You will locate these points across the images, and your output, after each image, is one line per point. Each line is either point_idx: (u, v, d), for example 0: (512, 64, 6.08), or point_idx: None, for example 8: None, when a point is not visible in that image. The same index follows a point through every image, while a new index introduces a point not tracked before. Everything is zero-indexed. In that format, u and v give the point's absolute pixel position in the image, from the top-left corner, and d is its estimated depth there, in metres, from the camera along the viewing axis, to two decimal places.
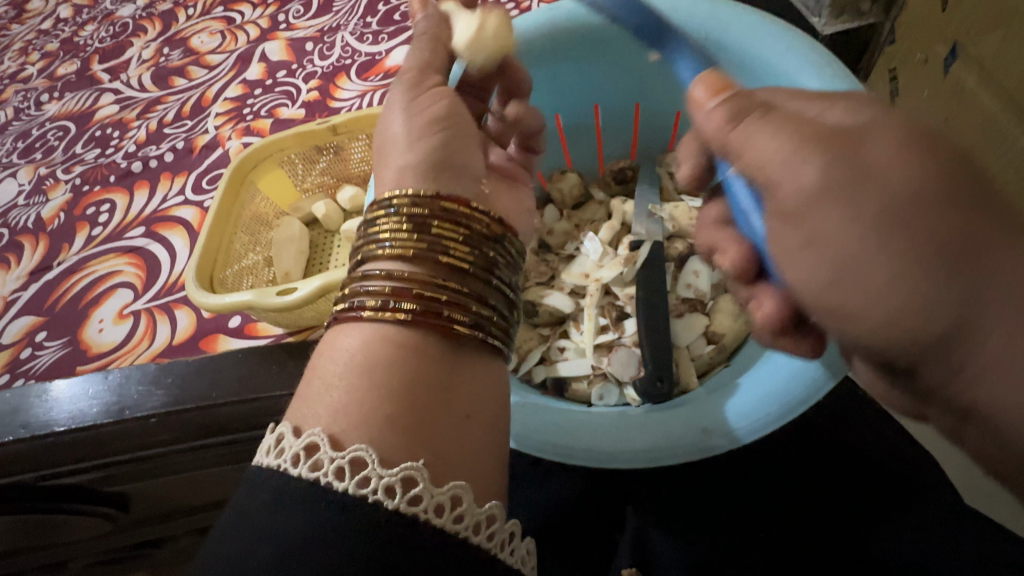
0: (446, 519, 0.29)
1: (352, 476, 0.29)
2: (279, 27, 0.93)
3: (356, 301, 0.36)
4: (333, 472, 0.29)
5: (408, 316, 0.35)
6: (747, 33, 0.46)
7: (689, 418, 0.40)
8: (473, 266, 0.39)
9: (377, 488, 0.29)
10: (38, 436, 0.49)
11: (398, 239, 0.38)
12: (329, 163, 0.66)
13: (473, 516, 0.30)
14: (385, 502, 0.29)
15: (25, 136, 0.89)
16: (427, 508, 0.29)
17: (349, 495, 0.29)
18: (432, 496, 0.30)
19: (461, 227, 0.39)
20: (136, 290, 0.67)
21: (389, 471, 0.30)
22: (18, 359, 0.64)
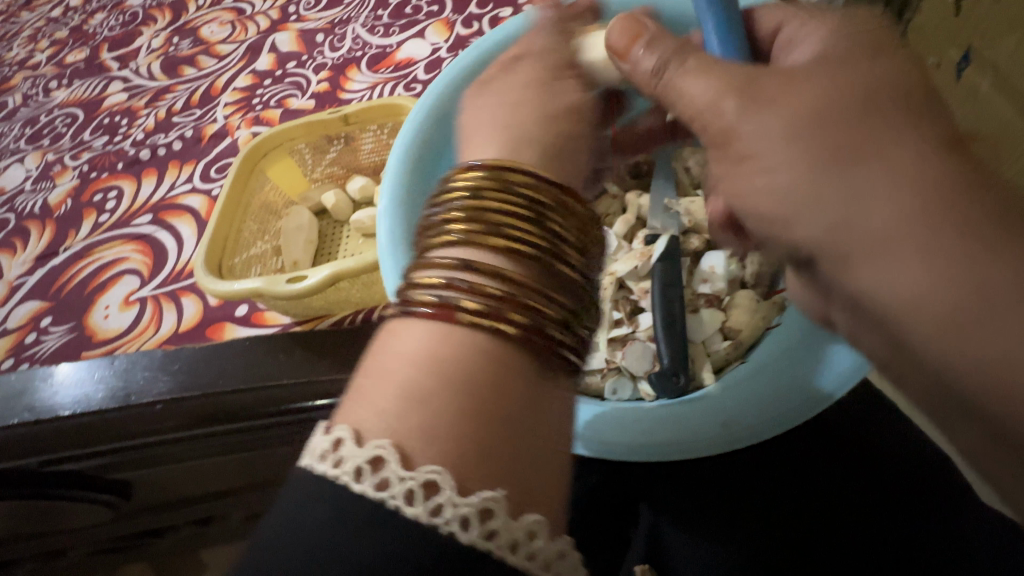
0: (475, 534, 0.25)
1: (371, 477, 0.26)
2: (289, 19, 0.93)
3: (416, 295, 0.32)
4: (353, 473, 0.26)
5: (468, 315, 0.30)
6: None
7: (770, 391, 0.40)
8: (544, 259, 0.34)
9: (397, 493, 0.26)
10: (43, 420, 0.49)
11: (460, 225, 0.33)
12: (339, 153, 0.66)
13: (509, 531, 0.26)
14: (405, 510, 0.25)
15: (33, 122, 0.89)
16: (451, 520, 0.25)
17: (367, 498, 0.25)
18: (458, 507, 0.26)
19: (529, 211, 0.34)
20: (143, 277, 0.67)
21: (410, 475, 0.26)
22: (24, 343, 0.64)
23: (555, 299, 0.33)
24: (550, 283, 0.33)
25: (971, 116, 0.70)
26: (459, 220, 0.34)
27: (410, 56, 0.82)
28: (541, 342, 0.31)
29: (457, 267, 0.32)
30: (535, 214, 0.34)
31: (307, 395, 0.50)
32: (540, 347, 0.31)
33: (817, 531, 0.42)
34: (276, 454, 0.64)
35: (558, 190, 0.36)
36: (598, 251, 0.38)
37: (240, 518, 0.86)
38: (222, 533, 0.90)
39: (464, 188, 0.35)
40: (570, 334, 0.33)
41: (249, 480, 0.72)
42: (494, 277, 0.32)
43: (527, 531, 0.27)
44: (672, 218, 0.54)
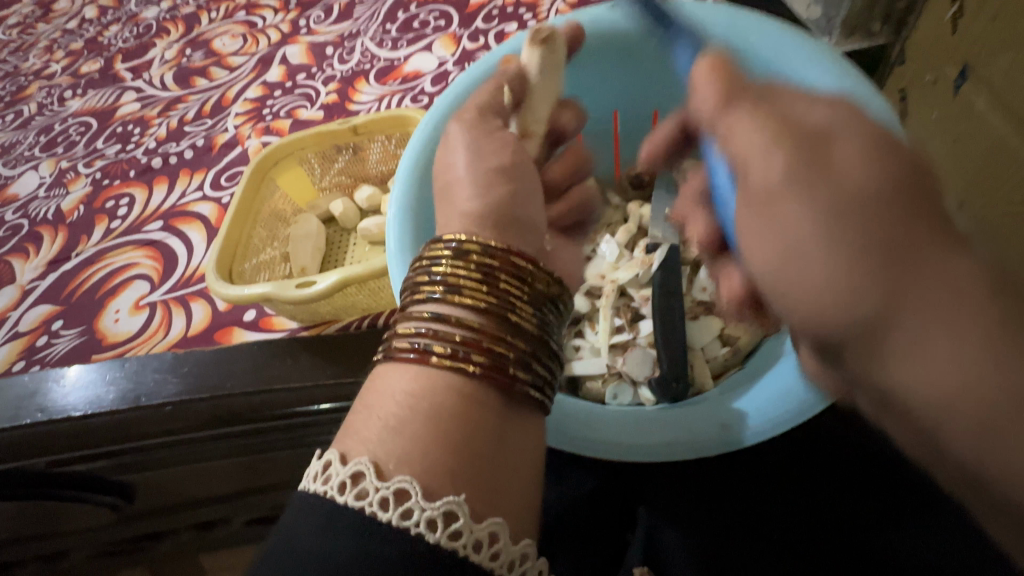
0: (441, 535, 0.27)
1: (351, 489, 0.28)
2: (299, 32, 0.95)
3: (399, 344, 0.33)
4: (337, 485, 0.28)
5: (436, 360, 0.32)
6: (770, 44, 0.46)
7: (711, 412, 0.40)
8: (512, 312, 0.35)
9: (373, 500, 0.27)
10: (54, 420, 0.50)
11: (426, 281, 0.35)
12: (346, 163, 0.67)
13: (473, 532, 0.28)
14: (379, 515, 0.27)
15: (47, 130, 0.91)
16: (418, 522, 0.27)
17: (348, 507, 0.27)
18: (423, 510, 0.27)
19: (486, 263, 0.36)
20: (153, 282, 0.68)
21: (383, 483, 0.28)
22: (34, 346, 0.65)
23: (517, 341, 0.34)
24: (511, 325, 0.34)
25: (967, 131, 0.71)
26: (425, 278, 0.35)
27: (417, 69, 0.84)
28: (503, 381, 0.32)
29: (425, 319, 0.34)
30: (492, 265, 0.36)
31: (312, 398, 0.51)
32: (502, 386, 0.32)
33: (812, 533, 0.43)
34: (279, 458, 0.65)
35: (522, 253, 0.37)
36: (559, 296, 0.39)
37: (241, 523, 0.86)
38: (223, 539, 0.90)
39: (428, 250, 0.37)
40: (534, 372, 0.34)
41: (251, 484, 0.72)
42: (457, 324, 0.33)
43: (490, 534, 0.28)
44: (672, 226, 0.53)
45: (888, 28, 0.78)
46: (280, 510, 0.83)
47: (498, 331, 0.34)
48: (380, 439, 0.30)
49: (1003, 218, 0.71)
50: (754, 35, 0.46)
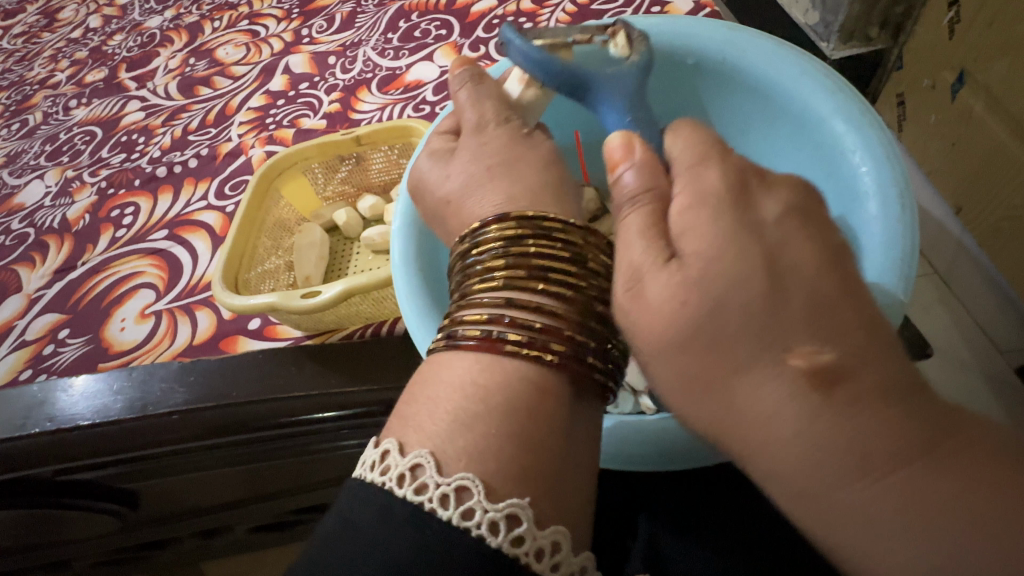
0: (503, 539, 0.28)
1: (456, 505, 0.28)
2: (302, 41, 0.96)
3: (458, 331, 0.34)
4: (438, 499, 0.28)
5: (511, 349, 0.32)
6: (762, 58, 0.46)
7: None
8: (577, 294, 0.35)
9: (433, 496, 0.28)
10: (61, 430, 0.50)
11: (500, 267, 0.35)
12: (349, 172, 0.68)
13: (535, 540, 0.28)
14: (488, 539, 0.28)
15: (53, 139, 0.92)
16: (529, 551, 0.28)
17: (454, 527, 0.28)
18: (534, 539, 0.28)
19: (566, 248, 0.36)
20: (158, 291, 0.69)
21: (495, 506, 0.28)
22: (41, 355, 0.66)
23: (593, 327, 0.35)
24: (588, 311, 0.35)
25: (966, 136, 0.72)
26: (499, 263, 0.35)
27: (418, 78, 0.85)
28: (576, 370, 0.33)
29: (500, 305, 0.34)
30: (565, 250, 0.36)
31: (316, 408, 0.51)
32: (580, 374, 0.33)
33: None
34: (284, 465, 0.65)
35: (585, 232, 0.38)
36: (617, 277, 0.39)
37: (244, 530, 0.86)
38: (225, 546, 0.91)
39: (496, 231, 0.36)
40: (606, 360, 0.35)
41: (255, 491, 0.72)
42: (533, 312, 0.34)
43: (581, 566, 0.30)
44: None
45: (887, 32, 0.77)
46: (283, 517, 0.84)
47: (575, 320, 0.34)
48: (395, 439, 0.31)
49: (1001, 223, 0.71)
50: (748, 49, 0.47)
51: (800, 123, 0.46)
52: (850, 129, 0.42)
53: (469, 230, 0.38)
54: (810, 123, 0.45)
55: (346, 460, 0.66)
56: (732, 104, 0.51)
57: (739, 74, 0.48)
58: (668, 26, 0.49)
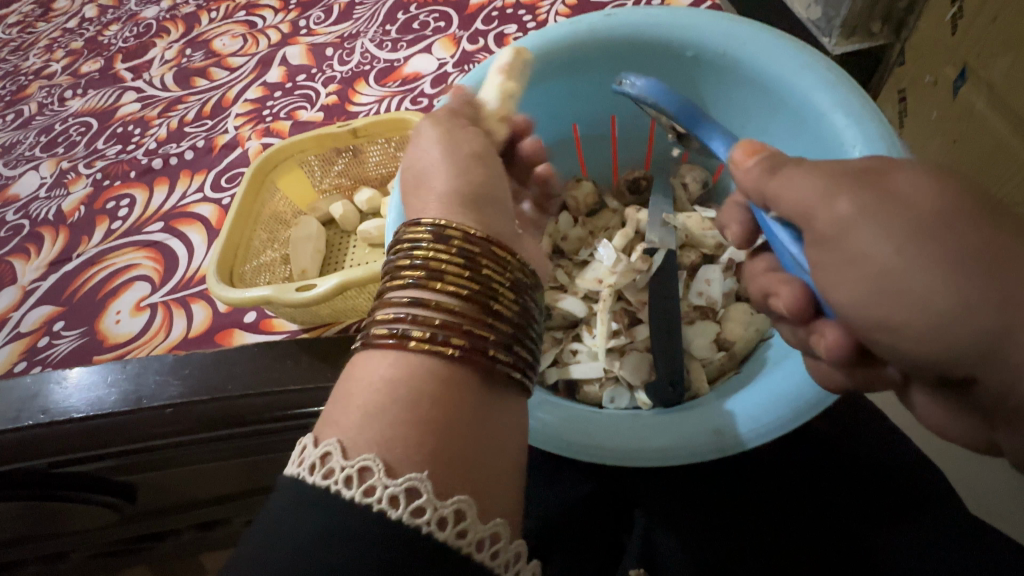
0: (403, 512, 0.27)
1: (359, 485, 0.28)
2: (300, 32, 0.95)
3: (400, 328, 0.33)
4: (344, 480, 0.28)
5: (413, 344, 0.32)
6: (762, 52, 0.45)
7: (697, 419, 0.38)
8: (516, 315, 0.36)
9: (338, 479, 0.28)
10: (55, 422, 0.50)
11: (452, 273, 0.35)
12: (346, 165, 0.67)
13: (437, 510, 0.28)
14: (389, 512, 0.27)
15: (48, 130, 0.91)
16: (429, 520, 0.28)
17: (356, 504, 0.27)
18: (436, 509, 0.28)
19: (507, 271, 0.37)
20: (153, 283, 0.68)
21: (394, 481, 0.28)
22: (36, 346, 0.65)
23: (495, 324, 0.35)
24: (523, 329, 0.36)
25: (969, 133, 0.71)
26: (455, 272, 0.35)
27: (417, 70, 0.85)
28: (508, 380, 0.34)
29: (449, 312, 0.33)
30: (473, 253, 0.36)
31: (312, 401, 0.51)
32: (510, 384, 0.34)
33: (801, 532, 0.43)
34: (279, 459, 0.65)
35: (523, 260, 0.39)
36: (537, 287, 0.40)
37: (242, 523, 0.86)
38: (222, 538, 0.91)
39: (455, 236, 0.36)
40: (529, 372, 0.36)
41: (250, 484, 0.72)
42: (478, 323, 0.34)
43: (493, 534, 0.29)
44: (668, 231, 0.49)
45: (889, 27, 0.76)
46: None
47: (513, 336, 0.35)
48: (366, 424, 0.31)
49: None
50: (748, 41, 0.46)
51: (799, 116, 0.46)
52: (850, 124, 0.41)
53: (404, 223, 0.38)
54: (810, 117, 0.44)
55: None
56: (732, 96, 0.50)
57: (739, 66, 0.47)
58: (669, 16, 0.48)
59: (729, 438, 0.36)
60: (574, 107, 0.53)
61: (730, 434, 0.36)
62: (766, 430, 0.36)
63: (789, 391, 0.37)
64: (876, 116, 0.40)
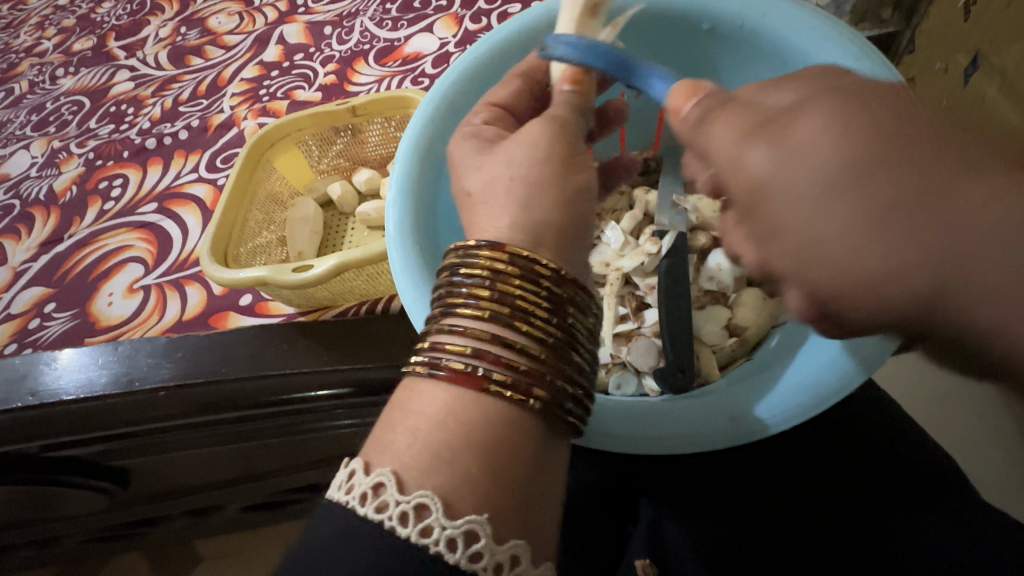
0: (462, 556, 0.27)
1: (415, 523, 0.27)
2: (297, 10, 0.92)
3: (483, 367, 0.31)
4: (398, 516, 0.27)
5: (490, 386, 0.30)
6: (785, 22, 0.43)
7: (713, 404, 0.37)
8: (591, 364, 0.35)
9: (393, 514, 0.27)
10: (45, 405, 0.48)
11: (541, 317, 0.33)
12: (345, 145, 0.66)
13: (494, 555, 0.27)
14: (446, 556, 0.27)
15: (39, 109, 0.89)
16: (487, 566, 0.27)
17: (411, 545, 0.27)
18: (493, 554, 0.27)
19: (588, 319, 0.36)
20: (147, 265, 0.67)
21: (452, 523, 0.27)
22: (26, 328, 0.64)
23: (576, 373, 0.33)
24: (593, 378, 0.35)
25: None
26: (545, 315, 0.33)
27: (418, 50, 0.82)
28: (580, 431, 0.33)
29: (533, 359, 0.32)
30: (562, 295, 0.34)
31: (310, 385, 0.50)
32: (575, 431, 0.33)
33: (808, 515, 0.42)
34: (275, 444, 0.64)
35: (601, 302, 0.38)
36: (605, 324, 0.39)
37: (237, 509, 0.86)
38: (218, 524, 0.90)
39: (548, 272, 0.34)
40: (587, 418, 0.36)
41: (245, 470, 0.72)
42: (561, 373, 0.32)
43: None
44: (679, 214, 0.48)
45: (900, 14, 0.72)
46: (276, 496, 0.83)
47: (588, 386, 0.34)
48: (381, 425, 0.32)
49: None
50: (770, 11, 0.44)
51: None
52: None
53: (466, 242, 0.35)
54: None
55: (339, 440, 0.65)
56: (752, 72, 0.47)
57: (757, 39, 0.45)
58: None
59: (748, 424, 0.36)
60: None
61: (750, 420, 0.36)
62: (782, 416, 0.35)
63: (808, 381, 0.36)
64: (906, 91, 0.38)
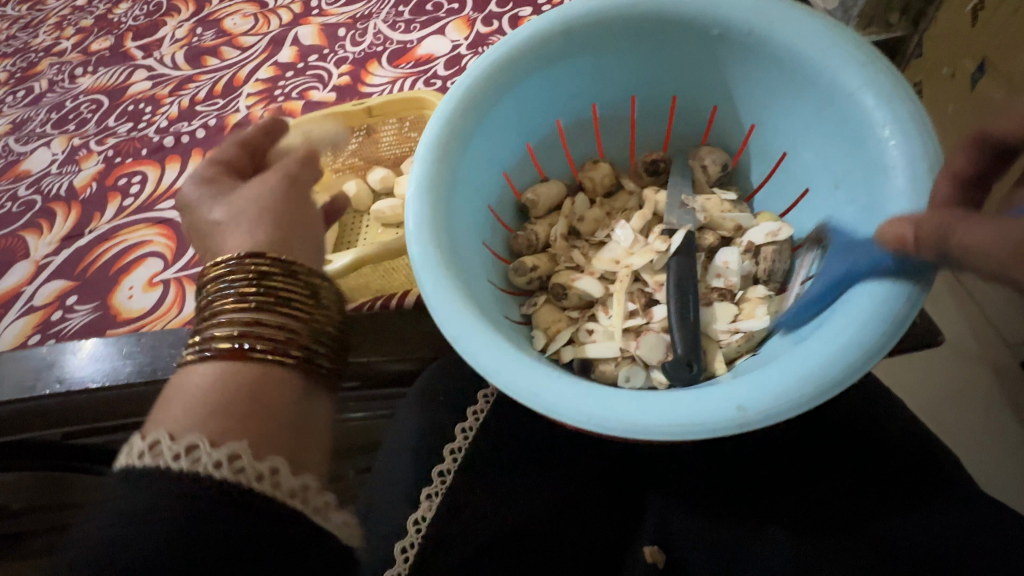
0: (226, 472, 0.31)
1: (182, 456, 0.31)
2: (312, 12, 0.94)
3: (235, 342, 0.37)
4: (170, 455, 0.31)
5: (253, 354, 0.37)
6: (791, 29, 0.43)
7: (720, 393, 0.36)
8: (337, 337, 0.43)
9: (166, 454, 0.31)
10: (71, 392, 0.50)
11: (290, 299, 0.41)
12: (360, 144, 0.67)
13: (256, 467, 0.32)
14: (212, 474, 0.31)
15: (59, 107, 0.91)
16: (250, 475, 0.32)
17: (182, 472, 0.31)
18: (253, 466, 0.32)
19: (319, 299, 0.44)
20: (166, 260, 0.68)
21: (216, 449, 0.32)
22: (49, 320, 0.66)
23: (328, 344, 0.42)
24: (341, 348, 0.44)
25: None
26: (294, 297, 0.41)
27: (430, 51, 0.84)
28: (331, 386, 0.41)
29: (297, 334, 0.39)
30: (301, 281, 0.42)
31: None
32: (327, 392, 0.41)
33: (810, 511, 0.43)
34: None
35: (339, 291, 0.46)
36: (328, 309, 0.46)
37: None
38: None
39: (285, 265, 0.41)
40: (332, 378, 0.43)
41: None
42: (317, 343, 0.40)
43: (305, 485, 0.34)
44: (687, 213, 0.50)
45: (907, 18, 0.72)
46: None
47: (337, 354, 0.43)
48: (206, 386, 0.36)
49: None
50: (778, 17, 0.44)
51: (827, 98, 0.44)
52: (880, 105, 0.40)
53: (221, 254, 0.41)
54: (837, 100, 0.43)
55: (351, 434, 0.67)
56: (757, 77, 0.48)
57: (766, 44, 0.45)
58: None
59: (753, 415, 0.34)
60: (593, 86, 0.52)
61: (755, 410, 0.34)
62: (791, 407, 0.34)
63: (815, 366, 0.35)
64: (907, 97, 0.39)
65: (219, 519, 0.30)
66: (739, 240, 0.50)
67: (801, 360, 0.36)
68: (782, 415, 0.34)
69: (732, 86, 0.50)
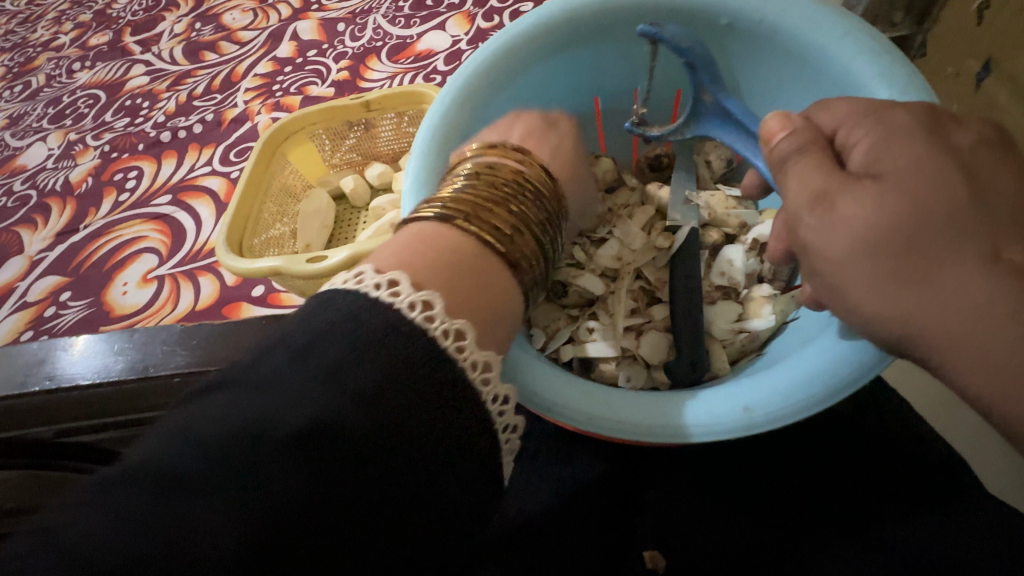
0: (446, 341, 0.27)
1: (422, 314, 0.28)
2: (311, 7, 0.93)
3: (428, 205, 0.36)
4: (408, 306, 0.28)
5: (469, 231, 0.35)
6: (801, 21, 0.42)
7: (726, 392, 0.35)
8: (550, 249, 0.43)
9: (403, 301, 0.28)
10: (59, 389, 0.49)
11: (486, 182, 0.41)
12: (358, 139, 0.66)
13: (473, 352, 0.28)
14: (440, 341, 0.27)
15: (55, 102, 0.90)
16: (466, 360, 0.28)
17: (417, 326, 0.27)
18: (472, 352, 0.28)
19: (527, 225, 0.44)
20: (161, 256, 0.67)
21: (443, 316, 0.28)
22: (41, 316, 0.65)
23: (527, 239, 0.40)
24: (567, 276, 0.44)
25: None
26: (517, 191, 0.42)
27: (430, 47, 0.83)
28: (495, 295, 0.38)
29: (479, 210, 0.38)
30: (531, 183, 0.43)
31: None
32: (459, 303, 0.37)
33: (813, 511, 0.43)
34: None
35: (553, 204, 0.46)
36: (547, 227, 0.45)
37: None
38: None
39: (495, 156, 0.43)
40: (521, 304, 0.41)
41: None
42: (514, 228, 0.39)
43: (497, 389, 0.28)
44: (691, 210, 0.49)
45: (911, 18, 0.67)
46: None
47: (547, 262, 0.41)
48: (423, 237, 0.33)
49: None
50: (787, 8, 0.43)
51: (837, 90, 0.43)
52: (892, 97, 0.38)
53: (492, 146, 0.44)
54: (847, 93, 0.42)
55: None
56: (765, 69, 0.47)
57: (774, 36, 0.44)
58: None
59: (760, 416, 0.34)
60: (596, 79, 0.51)
61: (761, 412, 0.34)
62: (799, 408, 0.34)
63: (820, 367, 0.34)
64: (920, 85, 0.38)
65: (339, 471, 0.23)
66: (743, 237, 0.49)
67: (811, 361, 0.35)
68: (789, 417, 0.34)
69: (737, 79, 0.49)
